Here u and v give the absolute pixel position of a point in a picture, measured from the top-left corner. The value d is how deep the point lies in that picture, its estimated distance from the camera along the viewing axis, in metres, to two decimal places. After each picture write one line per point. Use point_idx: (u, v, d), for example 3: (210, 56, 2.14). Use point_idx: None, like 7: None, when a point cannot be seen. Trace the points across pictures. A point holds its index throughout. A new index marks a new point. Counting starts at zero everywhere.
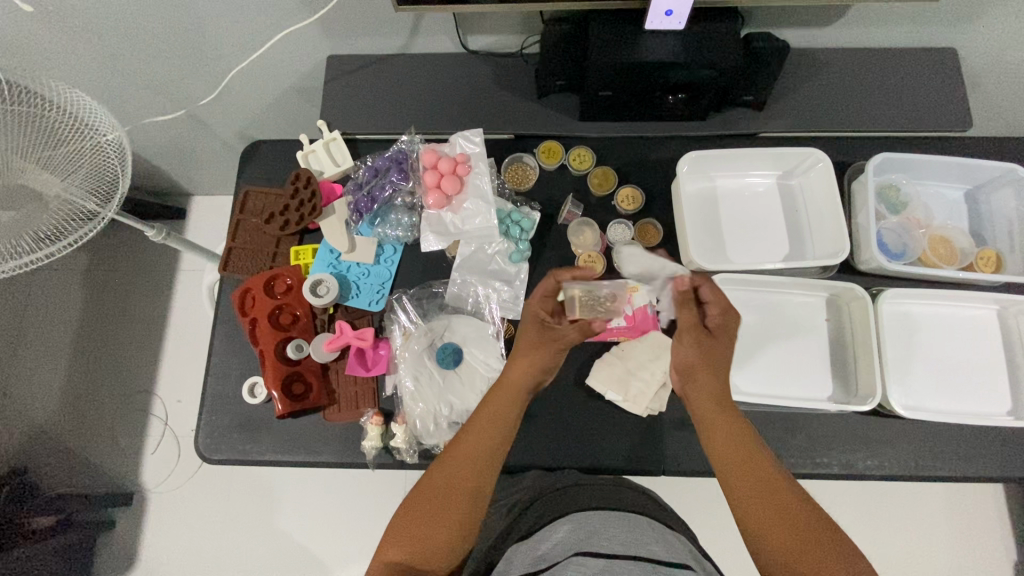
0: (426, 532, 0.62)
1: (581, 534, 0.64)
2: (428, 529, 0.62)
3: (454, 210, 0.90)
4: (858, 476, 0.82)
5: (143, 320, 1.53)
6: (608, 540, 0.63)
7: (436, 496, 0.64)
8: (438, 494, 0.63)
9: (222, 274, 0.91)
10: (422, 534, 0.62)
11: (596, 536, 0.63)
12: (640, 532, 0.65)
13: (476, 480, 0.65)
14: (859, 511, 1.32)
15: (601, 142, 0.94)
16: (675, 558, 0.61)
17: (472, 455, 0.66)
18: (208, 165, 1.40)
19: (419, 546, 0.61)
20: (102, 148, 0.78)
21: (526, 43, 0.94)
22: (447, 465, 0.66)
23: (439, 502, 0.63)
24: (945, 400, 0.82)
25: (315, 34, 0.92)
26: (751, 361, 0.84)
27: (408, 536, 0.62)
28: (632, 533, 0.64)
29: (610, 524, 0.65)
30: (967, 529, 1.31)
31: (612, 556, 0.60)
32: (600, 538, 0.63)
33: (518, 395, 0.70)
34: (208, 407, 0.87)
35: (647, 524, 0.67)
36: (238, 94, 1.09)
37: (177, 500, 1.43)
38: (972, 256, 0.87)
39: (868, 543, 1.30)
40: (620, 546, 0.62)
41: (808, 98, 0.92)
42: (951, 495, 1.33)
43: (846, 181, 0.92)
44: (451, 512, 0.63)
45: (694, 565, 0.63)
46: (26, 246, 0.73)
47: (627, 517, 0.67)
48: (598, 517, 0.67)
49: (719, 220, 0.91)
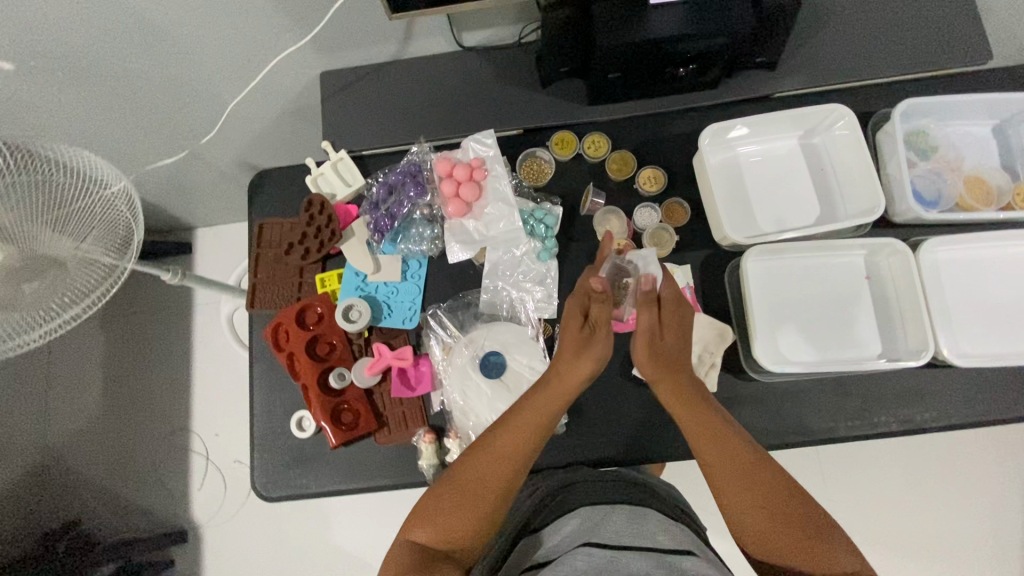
0: (452, 520, 0.63)
1: (590, 524, 0.65)
2: (449, 519, 0.63)
3: (476, 217, 0.86)
4: (917, 431, 0.81)
5: (169, 360, 1.53)
6: (614, 532, 0.63)
7: (471, 485, 0.65)
8: (465, 490, 0.65)
9: (251, 311, 0.90)
10: (457, 527, 0.63)
11: (603, 526, 0.64)
12: (648, 522, 0.64)
13: (507, 481, 0.65)
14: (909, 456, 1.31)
15: (613, 126, 0.92)
16: (681, 547, 0.61)
17: (511, 448, 0.66)
18: (210, 197, 1.37)
19: (445, 532, 0.63)
20: (109, 201, 0.79)
21: (523, 34, 0.93)
22: (477, 461, 0.66)
23: (463, 497, 0.64)
24: (995, 344, 0.81)
25: (306, 54, 0.90)
26: (797, 331, 0.83)
27: (434, 524, 0.64)
28: (642, 523, 0.64)
29: (616, 515, 0.65)
30: None
31: (619, 547, 0.60)
32: (607, 530, 0.63)
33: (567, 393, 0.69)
34: (259, 446, 0.87)
35: (651, 515, 0.66)
36: (234, 125, 1.06)
37: (231, 530, 1.44)
38: (1009, 194, 0.84)
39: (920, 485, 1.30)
40: (628, 537, 0.62)
41: (820, 51, 0.89)
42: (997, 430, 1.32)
43: (870, 132, 0.89)
44: (475, 509, 0.64)
45: (697, 550, 0.62)
46: (58, 310, 0.73)
47: (635, 510, 0.67)
48: (606, 511, 0.67)
49: (746, 190, 0.88)
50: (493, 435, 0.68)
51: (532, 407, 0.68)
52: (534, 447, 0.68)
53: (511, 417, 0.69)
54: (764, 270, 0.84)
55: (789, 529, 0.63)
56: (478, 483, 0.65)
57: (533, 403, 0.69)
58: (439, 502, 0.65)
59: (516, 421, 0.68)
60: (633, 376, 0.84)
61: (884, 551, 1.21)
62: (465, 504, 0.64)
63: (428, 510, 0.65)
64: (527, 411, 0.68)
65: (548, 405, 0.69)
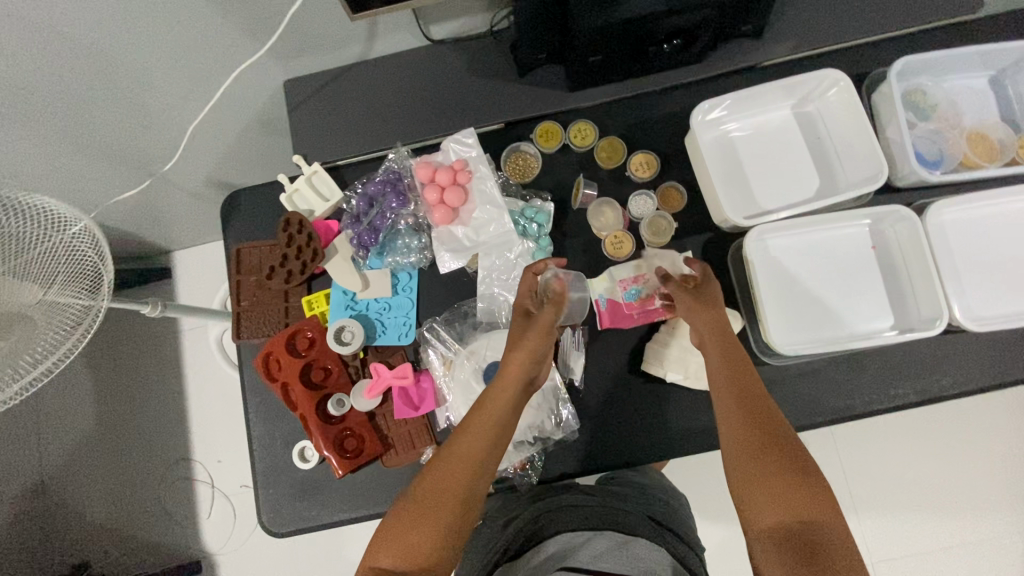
0: (421, 534, 0.56)
1: (570, 549, 0.61)
2: (415, 534, 0.56)
3: (464, 222, 0.82)
4: (937, 399, 0.79)
5: (161, 391, 1.48)
6: (596, 556, 0.60)
7: (436, 493, 0.59)
8: (431, 499, 0.58)
9: (238, 342, 0.86)
10: (420, 547, 0.56)
11: (584, 551, 0.61)
12: (634, 549, 0.61)
13: (474, 483, 0.60)
14: None
15: (599, 112, 0.87)
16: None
17: (476, 448, 0.62)
18: (184, 219, 1.31)
19: (412, 551, 0.56)
20: (74, 243, 0.73)
21: (494, 21, 0.86)
22: (441, 465, 0.61)
23: (431, 506, 0.58)
24: (1009, 303, 0.79)
25: (266, 63, 0.84)
26: (806, 309, 0.80)
27: (400, 542, 0.56)
28: (628, 551, 0.61)
29: (600, 541, 0.62)
30: None
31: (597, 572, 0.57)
32: (588, 554, 0.60)
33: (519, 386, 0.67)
34: (263, 481, 0.84)
35: (639, 542, 0.63)
36: (199, 146, 1.00)
37: (245, 556, 1.41)
38: (1011, 148, 0.81)
39: None
40: (608, 562, 0.59)
41: (807, 14, 0.84)
42: None
43: (864, 95, 0.85)
44: (444, 519, 0.57)
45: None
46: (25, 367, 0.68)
47: (622, 536, 0.64)
48: (593, 535, 0.64)
49: (742, 167, 0.85)
50: (452, 447, 0.62)
51: (483, 413, 0.64)
52: (492, 454, 0.62)
53: (467, 426, 0.64)
54: (768, 250, 0.81)
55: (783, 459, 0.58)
56: (439, 496, 0.59)
57: (483, 409, 0.65)
58: (400, 521, 0.58)
59: (474, 422, 0.64)
60: (642, 372, 0.81)
61: (912, 512, 1.19)
62: (425, 520, 0.57)
63: (389, 532, 0.58)
64: (485, 411, 0.65)
65: (503, 405, 0.65)
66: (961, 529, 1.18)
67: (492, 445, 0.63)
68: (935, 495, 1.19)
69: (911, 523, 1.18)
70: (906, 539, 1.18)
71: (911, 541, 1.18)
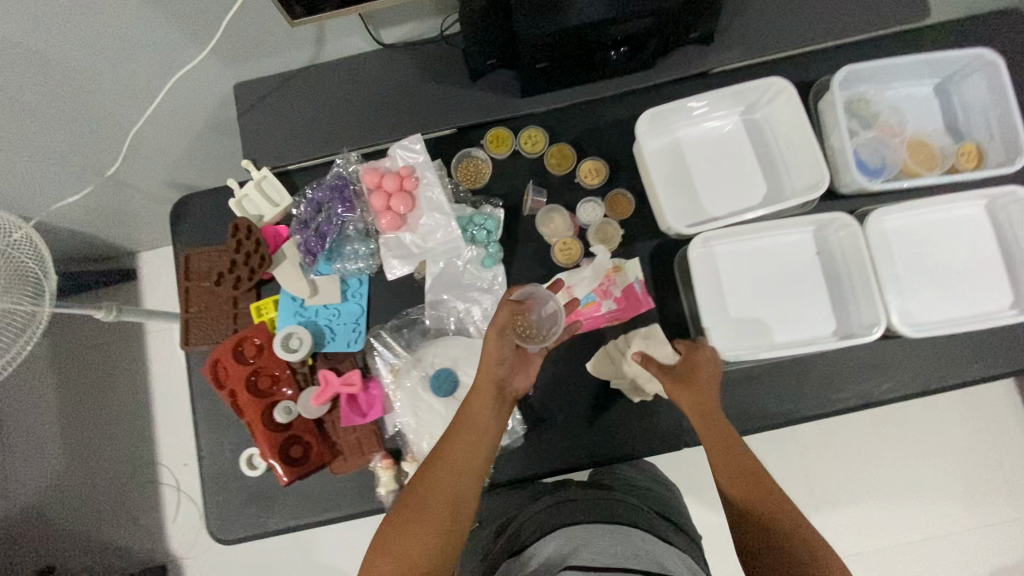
0: (410, 541, 0.56)
1: (571, 546, 0.56)
2: (408, 541, 0.56)
3: (412, 229, 0.82)
4: (878, 403, 0.81)
5: (125, 394, 1.46)
6: (597, 553, 0.55)
7: (423, 499, 0.59)
8: (418, 504, 0.58)
9: (186, 350, 0.85)
10: (417, 552, 0.56)
11: (585, 548, 0.56)
12: (636, 544, 0.56)
13: (461, 487, 0.60)
14: None
15: (550, 118, 0.87)
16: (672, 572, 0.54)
17: (464, 451, 0.62)
18: (145, 221, 1.29)
19: (406, 557, 0.55)
20: (15, 250, 0.73)
21: (445, 26, 0.86)
22: (428, 474, 0.60)
23: (418, 510, 0.58)
24: (948, 309, 0.81)
25: (211, 67, 0.82)
26: (751, 315, 0.81)
27: (393, 551, 0.56)
28: (630, 545, 0.56)
29: (601, 537, 0.57)
30: None
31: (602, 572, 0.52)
32: (588, 551, 0.55)
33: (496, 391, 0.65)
34: (211, 489, 0.83)
35: (639, 537, 0.58)
36: (151, 148, 0.99)
37: (211, 560, 1.40)
38: (952, 155, 0.83)
39: None
40: (612, 559, 0.54)
41: (757, 21, 0.85)
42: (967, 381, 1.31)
43: (811, 103, 0.86)
44: (433, 524, 0.57)
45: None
46: None
47: (624, 530, 0.58)
48: (594, 530, 0.58)
49: (690, 174, 0.86)
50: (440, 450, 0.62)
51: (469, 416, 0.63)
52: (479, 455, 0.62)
53: (453, 432, 0.63)
54: (713, 257, 0.82)
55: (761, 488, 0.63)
56: (430, 500, 0.59)
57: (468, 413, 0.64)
58: (393, 526, 0.58)
59: (457, 429, 0.63)
60: (589, 377, 0.82)
61: (871, 508, 1.20)
62: (419, 524, 0.57)
63: (384, 541, 0.57)
64: (466, 418, 0.64)
65: (481, 413, 0.64)
66: (918, 524, 1.20)
67: (479, 446, 0.62)
68: (893, 492, 1.21)
69: (870, 520, 1.20)
70: (865, 535, 1.19)
71: (869, 537, 1.19)
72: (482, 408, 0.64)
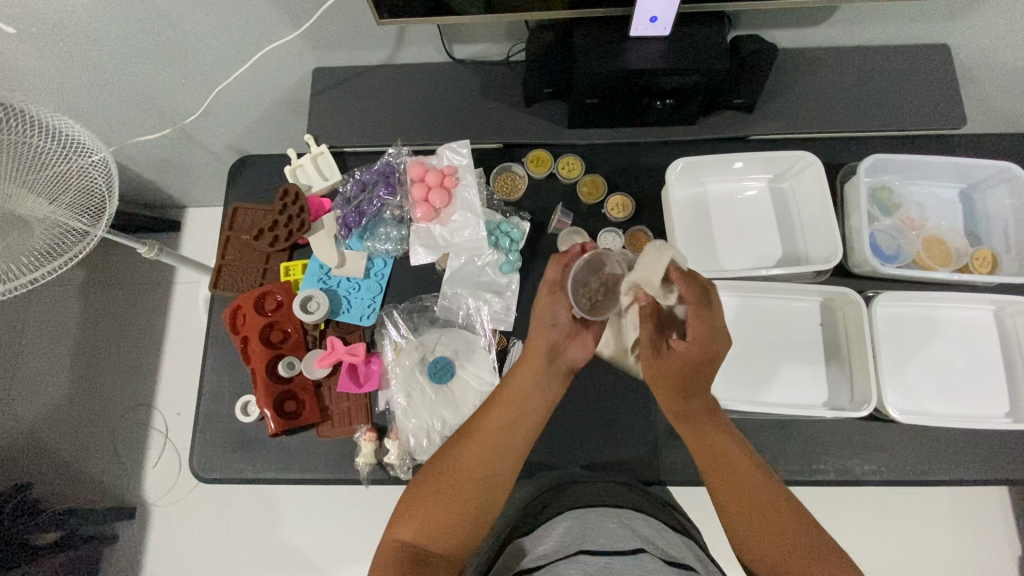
0: (437, 511, 0.60)
1: (581, 529, 0.60)
2: (434, 509, 0.60)
3: (443, 223, 0.90)
4: (858, 483, 0.81)
5: (139, 333, 1.52)
6: (607, 537, 0.58)
7: (455, 472, 0.62)
8: (450, 475, 0.61)
9: (212, 291, 0.91)
10: (446, 521, 0.59)
11: (595, 532, 0.59)
12: (638, 527, 0.61)
13: (490, 464, 0.62)
14: (885, 519, 1.25)
15: (590, 150, 0.94)
16: (677, 557, 0.58)
17: (504, 426, 0.64)
18: (201, 178, 1.38)
19: (430, 525, 0.59)
20: (86, 169, 0.80)
21: (512, 53, 0.93)
22: (463, 448, 0.63)
23: (450, 482, 0.61)
24: (943, 403, 0.81)
25: (299, 48, 0.92)
26: (747, 370, 0.83)
27: (417, 518, 0.60)
28: (633, 528, 0.60)
29: (605, 519, 0.61)
30: (996, 537, 1.24)
31: (612, 555, 0.56)
32: (599, 536, 0.59)
33: (542, 367, 0.66)
34: (202, 425, 0.87)
35: (641, 520, 0.62)
36: (227, 109, 1.08)
37: (177, 513, 1.41)
38: (967, 257, 0.86)
39: (897, 551, 1.23)
40: (619, 541, 0.58)
41: (800, 99, 0.90)
42: (966, 501, 1.25)
43: (837, 184, 0.90)
44: (462, 496, 0.61)
45: (695, 566, 0.59)
46: (25, 265, 0.74)
47: (626, 513, 0.63)
48: (597, 514, 0.63)
49: (711, 226, 0.90)
50: (477, 423, 0.65)
51: (512, 394, 0.65)
52: (517, 431, 0.64)
53: (495, 405, 0.66)
54: (720, 308, 0.85)
55: (778, 529, 0.60)
56: (460, 474, 0.61)
57: (512, 390, 0.66)
58: (423, 493, 0.61)
59: (500, 403, 0.65)
60: (578, 396, 0.84)
61: None
62: (449, 494, 0.60)
63: (412, 506, 0.61)
64: (512, 392, 0.66)
65: (529, 389, 0.66)
66: None
67: (519, 425, 0.65)
68: None
69: None
70: None
71: None
72: (529, 384, 0.66)
